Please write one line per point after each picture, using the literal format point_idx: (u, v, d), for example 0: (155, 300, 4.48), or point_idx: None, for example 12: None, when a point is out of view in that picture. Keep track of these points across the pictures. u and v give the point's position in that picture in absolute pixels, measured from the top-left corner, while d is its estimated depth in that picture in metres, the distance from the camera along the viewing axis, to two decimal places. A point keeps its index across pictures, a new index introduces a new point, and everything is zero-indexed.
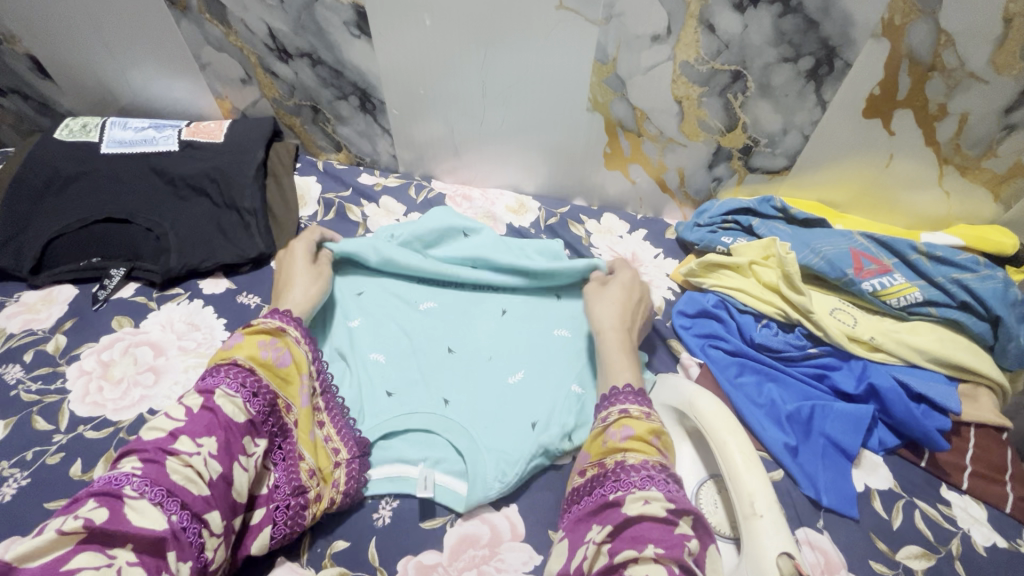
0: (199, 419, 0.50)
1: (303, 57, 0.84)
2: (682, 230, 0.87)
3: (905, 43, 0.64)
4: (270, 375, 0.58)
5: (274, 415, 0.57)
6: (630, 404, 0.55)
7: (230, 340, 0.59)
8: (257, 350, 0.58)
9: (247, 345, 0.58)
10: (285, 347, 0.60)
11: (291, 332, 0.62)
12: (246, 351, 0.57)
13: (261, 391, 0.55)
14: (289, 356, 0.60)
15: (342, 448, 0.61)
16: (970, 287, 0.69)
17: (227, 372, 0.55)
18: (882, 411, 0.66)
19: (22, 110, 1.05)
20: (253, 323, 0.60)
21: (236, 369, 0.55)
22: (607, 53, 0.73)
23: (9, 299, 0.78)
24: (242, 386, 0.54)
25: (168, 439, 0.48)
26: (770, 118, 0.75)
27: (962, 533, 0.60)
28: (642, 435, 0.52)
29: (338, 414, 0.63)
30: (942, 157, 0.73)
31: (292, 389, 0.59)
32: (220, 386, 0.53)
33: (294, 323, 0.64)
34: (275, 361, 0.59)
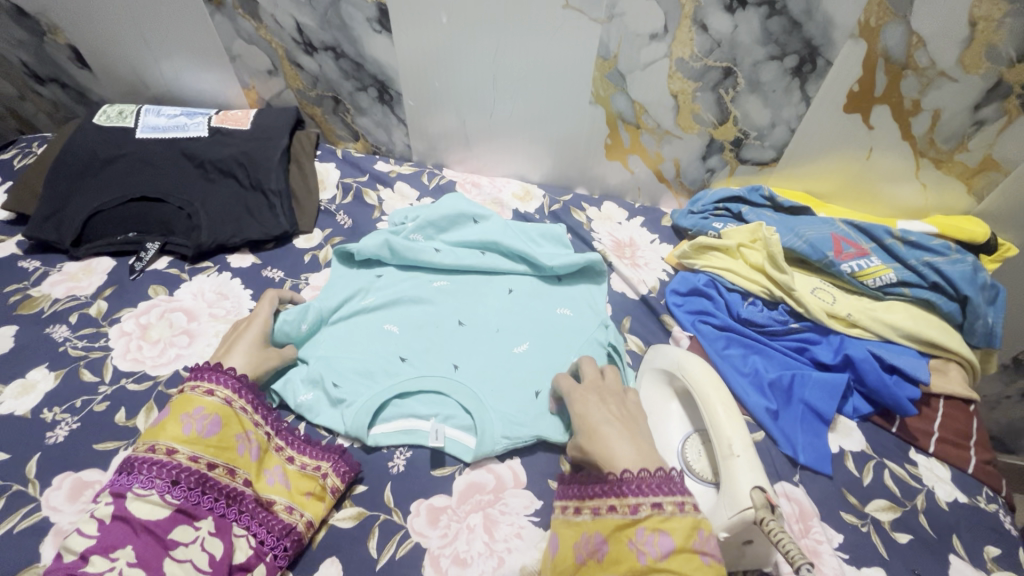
0: (114, 529, 0.51)
1: (328, 51, 0.90)
2: (676, 216, 0.93)
3: (881, 43, 0.70)
4: (197, 446, 0.57)
5: (215, 485, 0.56)
6: (662, 499, 0.49)
7: (157, 420, 0.58)
8: (179, 427, 0.57)
9: (170, 423, 0.57)
10: (208, 412, 0.59)
11: (219, 392, 0.61)
12: (168, 433, 0.57)
13: (182, 476, 0.54)
14: (217, 420, 0.59)
15: (321, 462, 0.63)
16: (941, 269, 0.74)
17: (145, 462, 0.55)
18: (857, 380, 0.72)
19: (60, 98, 1.12)
20: (175, 397, 0.60)
21: (153, 460, 0.55)
22: (609, 50, 0.79)
23: (53, 269, 0.84)
24: (159, 479, 0.53)
25: (79, 561, 0.49)
26: (759, 112, 0.81)
27: (926, 490, 0.65)
28: (682, 547, 0.45)
29: (300, 441, 0.65)
30: (918, 150, 0.79)
31: (232, 451, 0.59)
32: (132, 489, 0.53)
33: (220, 380, 0.62)
34: (204, 430, 0.58)
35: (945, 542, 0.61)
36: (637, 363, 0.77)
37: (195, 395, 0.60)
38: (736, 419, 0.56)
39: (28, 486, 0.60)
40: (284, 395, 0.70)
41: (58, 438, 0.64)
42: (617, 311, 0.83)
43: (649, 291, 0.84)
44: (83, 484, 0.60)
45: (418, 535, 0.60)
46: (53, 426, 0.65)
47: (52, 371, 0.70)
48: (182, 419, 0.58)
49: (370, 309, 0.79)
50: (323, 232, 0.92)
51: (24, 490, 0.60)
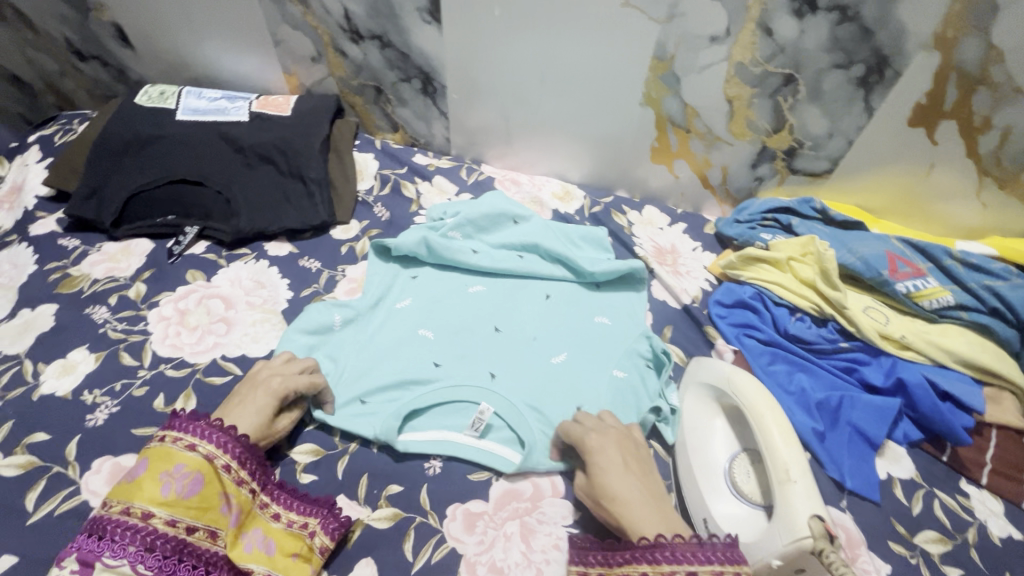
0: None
1: (374, 40, 0.89)
2: (721, 225, 0.90)
3: (956, 56, 0.67)
4: (176, 509, 0.50)
5: (195, 551, 0.50)
6: (720, 565, 0.45)
7: (133, 473, 0.52)
8: (156, 487, 0.50)
9: (148, 483, 0.51)
10: (192, 470, 0.52)
11: (202, 447, 0.53)
12: (145, 494, 0.50)
13: (156, 543, 0.48)
14: (200, 479, 0.52)
15: (309, 520, 0.57)
16: (1002, 294, 0.71)
17: (116, 525, 0.48)
18: (908, 405, 0.69)
19: (100, 75, 1.12)
20: (153, 447, 0.53)
21: (124, 525, 0.48)
22: (665, 51, 0.77)
23: (92, 248, 0.84)
24: (129, 547, 0.47)
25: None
26: (817, 122, 0.78)
27: (978, 523, 0.63)
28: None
29: (287, 495, 0.59)
30: (982, 169, 0.75)
31: (214, 511, 0.52)
32: (100, 557, 0.47)
33: (202, 432, 0.54)
34: (188, 489, 0.51)
35: None
36: (678, 375, 0.74)
37: (177, 450, 0.53)
38: (791, 443, 0.54)
39: (68, 469, 0.60)
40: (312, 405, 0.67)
41: (98, 422, 0.64)
42: (658, 319, 0.81)
43: (692, 301, 0.82)
44: (122, 469, 0.60)
45: (454, 540, 0.59)
46: (93, 409, 0.65)
47: (92, 353, 0.70)
48: (159, 478, 0.51)
49: (405, 312, 0.78)
50: (361, 224, 0.91)
51: (64, 472, 0.60)
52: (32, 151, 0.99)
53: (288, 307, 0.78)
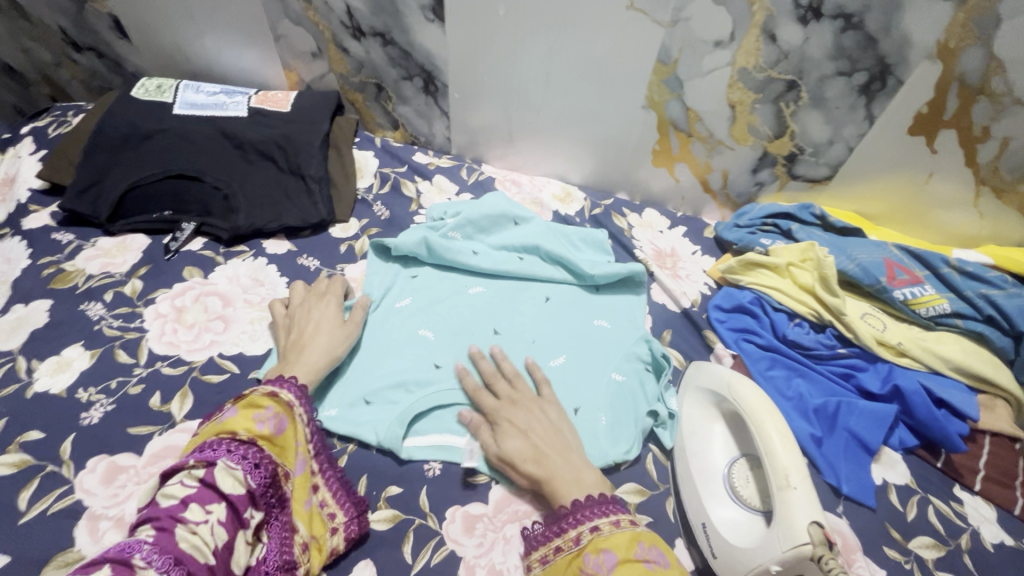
0: (204, 490, 0.49)
1: (377, 37, 0.88)
2: (721, 229, 0.90)
3: (958, 66, 0.67)
4: (268, 444, 0.55)
5: (272, 486, 0.54)
6: (599, 516, 0.52)
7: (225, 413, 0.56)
8: (253, 421, 0.54)
9: (245, 419, 0.55)
10: (281, 413, 0.57)
11: (291, 401, 0.58)
12: (243, 424, 0.54)
13: (263, 462, 0.53)
14: (286, 423, 0.57)
15: (338, 512, 0.58)
16: (998, 303, 0.72)
17: (225, 442, 0.52)
18: (904, 412, 0.70)
19: (96, 67, 1.10)
20: (254, 392, 0.57)
21: (235, 445, 0.52)
22: (669, 55, 0.77)
23: (87, 243, 0.83)
24: (244, 458, 0.52)
25: (179, 506, 0.47)
26: (819, 129, 0.78)
27: (971, 529, 0.64)
28: (625, 556, 0.47)
29: (334, 478, 0.60)
30: (979, 178, 0.76)
31: (290, 458, 0.56)
32: (220, 459, 0.50)
33: (295, 390, 0.59)
34: (276, 431, 0.56)
35: None
36: (677, 379, 0.74)
37: (271, 397, 0.57)
38: (790, 449, 0.55)
39: (63, 468, 0.59)
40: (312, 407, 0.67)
41: (93, 420, 0.63)
42: (657, 323, 0.81)
43: (692, 305, 0.82)
44: (117, 469, 0.59)
45: (454, 542, 0.59)
46: (89, 407, 0.64)
47: (87, 350, 0.69)
48: (254, 416, 0.55)
49: (406, 313, 0.77)
50: (360, 222, 0.90)
51: (59, 471, 0.59)
52: (25, 143, 0.97)
53: None
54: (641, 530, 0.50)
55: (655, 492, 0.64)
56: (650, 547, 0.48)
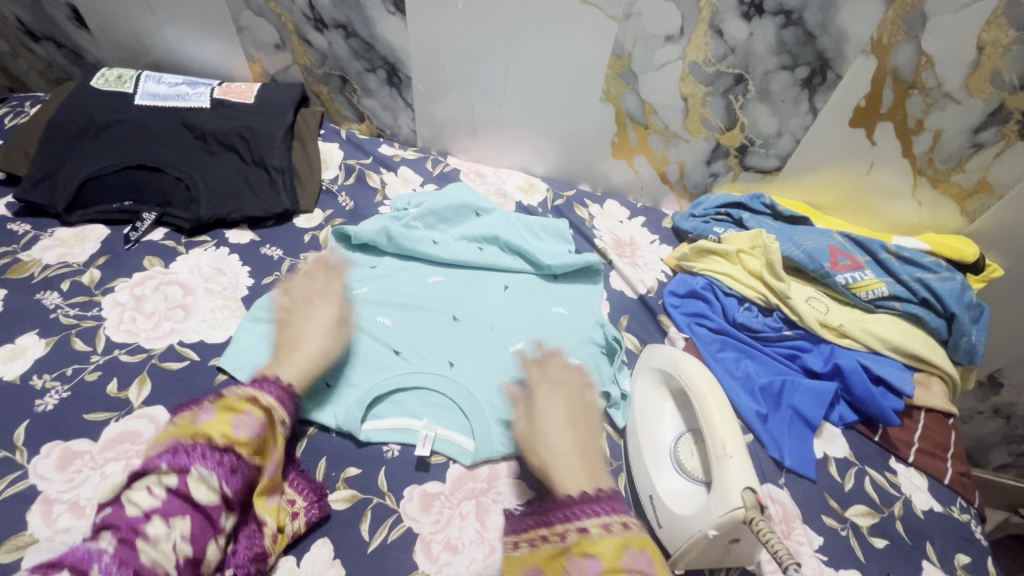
0: (172, 500, 0.48)
1: (339, 29, 0.89)
2: (677, 219, 0.94)
3: (891, 61, 0.71)
4: (243, 449, 0.55)
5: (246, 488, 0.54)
6: (604, 517, 0.54)
7: (199, 414, 0.54)
8: (229, 426, 0.54)
9: (220, 423, 0.54)
10: (256, 422, 0.56)
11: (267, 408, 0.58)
12: (218, 429, 0.53)
13: (237, 468, 0.53)
14: (261, 429, 0.57)
15: (299, 499, 0.59)
16: (931, 286, 0.76)
17: (199, 446, 0.52)
18: (844, 390, 0.74)
19: (54, 57, 1.09)
20: (227, 394, 0.57)
21: (210, 451, 0.52)
22: (623, 48, 0.79)
23: (43, 233, 0.82)
24: (219, 465, 0.51)
25: (141, 517, 0.46)
26: (766, 121, 0.82)
27: (904, 498, 0.67)
28: (610, 564, 0.49)
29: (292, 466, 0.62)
30: (916, 168, 0.80)
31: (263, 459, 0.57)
32: (194, 466, 0.50)
33: (269, 388, 0.61)
34: (256, 437, 0.56)
35: (920, 548, 0.64)
36: (631, 361, 0.77)
37: (254, 404, 0.57)
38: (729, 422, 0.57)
39: (16, 454, 0.59)
40: None
41: (48, 407, 0.63)
42: (614, 309, 0.83)
43: (648, 291, 0.85)
44: (71, 454, 0.59)
45: (410, 520, 0.61)
46: (43, 394, 0.64)
47: (42, 338, 0.69)
48: (231, 420, 0.55)
49: (363, 300, 0.78)
50: (324, 213, 0.91)
51: (11, 457, 0.59)
52: None
53: (248, 294, 0.78)
54: (631, 533, 0.52)
55: (608, 468, 0.67)
56: (638, 553, 0.50)
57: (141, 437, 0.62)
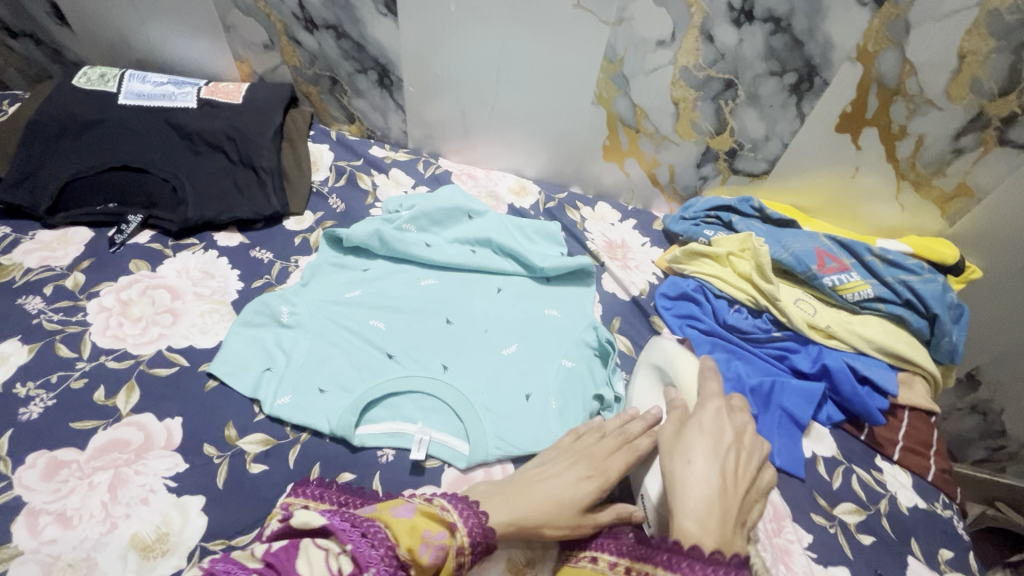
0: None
1: (329, 29, 0.88)
2: (668, 221, 0.95)
3: (875, 68, 0.72)
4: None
5: None
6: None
7: (403, 509, 0.49)
8: (418, 541, 0.46)
9: (409, 533, 0.46)
10: (446, 552, 0.47)
11: (461, 538, 0.48)
12: (400, 537, 0.46)
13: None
14: (448, 563, 0.47)
15: None
16: (914, 288, 0.78)
17: (357, 538, 0.45)
18: (831, 390, 0.75)
19: (33, 55, 1.06)
20: (433, 504, 0.49)
21: (388, 551, 0.45)
22: (615, 52, 0.80)
23: (24, 236, 0.80)
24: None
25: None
26: (755, 125, 0.83)
27: (889, 495, 0.69)
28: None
29: None
30: (900, 172, 0.82)
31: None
32: (368, 569, 0.43)
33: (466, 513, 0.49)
34: (437, 565, 0.46)
35: (905, 543, 0.65)
36: (625, 363, 0.78)
37: (444, 521, 0.48)
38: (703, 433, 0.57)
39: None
40: (261, 399, 0.66)
41: (32, 415, 0.61)
42: (606, 311, 0.84)
43: (640, 293, 0.86)
44: (58, 464, 0.58)
45: None
46: (27, 402, 0.62)
47: (25, 344, 0.67)
48: (421, 535, 0.47)
49: (356, 303, 0.78)
50: (315, 215, 0.90)
51: None
52: None
53: (238, 297, 0.77)
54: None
55: None
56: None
57: (129, 445, 0.61)
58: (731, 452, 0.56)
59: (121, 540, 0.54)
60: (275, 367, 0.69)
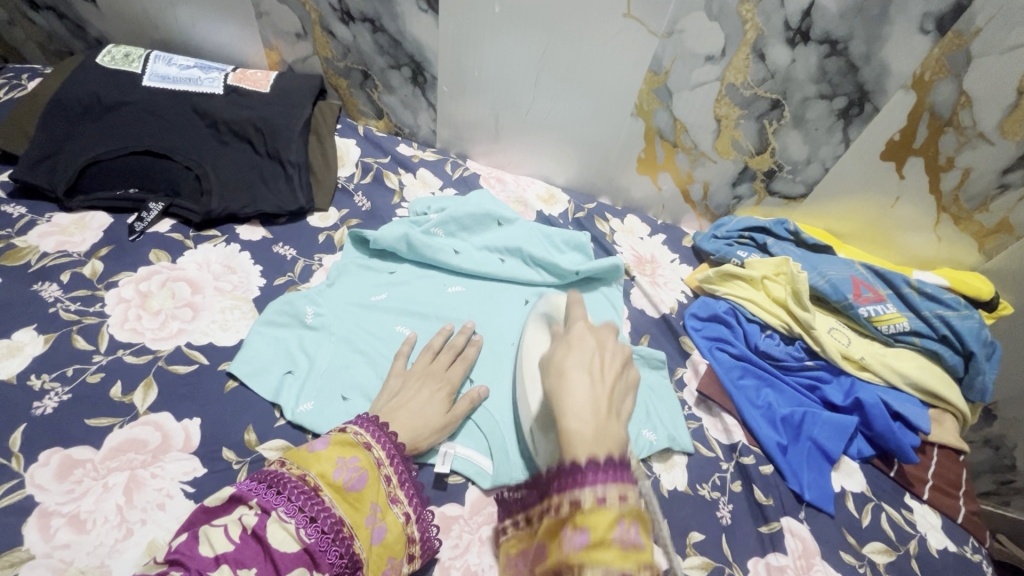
0: (247, 545, 0.44)
1: (366, 22, 0.86)
2: (699, 239, 0.93)
3: (929, 98, 0.70)
4: (339, 499, 0.49)
5: (339, 542, 0.47)
6: (611, 486, 0.42)
7: (315, 444, 0.52)
8: (330, 467, 0.49)
9: (325, 459, 0.50)
10: (363, 466, 0.51)
11: (375, 450, 0.53)
12: (318, 466, 0.49)
13: (321, 514, 0.47)
14: (365, 478, 0.51)
15: (402, 498, 0.53)
16: (951, 323, 0.77)
17: (293, 483, 0.48)
18: (864, 424, 0.73)
19: (55, 29, 1.03)
20: (343, 431, 0.53)
21: (297, 486, 0.48)
22: (661, 65, 0.78)
23: (41, 218, 0.78)
24: (299, 509, 0.46)
25: (210, 562, 0.43)
26: (798, 148, 0.81)
27: (919, 536, 0.68)
28: (599, 540, 0.40)
29: (409, 481, 0.54)
30: (941, 205, 0.80)
31: (362, 510, 0.49)
32: (276, 508, 0.46)
33: (378, 433, 0.55)
34: (356, 483, 0.50)
35: None
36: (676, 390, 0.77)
37: (356, 443, 0.53)
38: (574, 348, 0.53)
39: (12, 460, 0.55)
40: (283, 405, 0.64)
41: (47, 410, 0.59)
42: (635, 329, 0.82)
43: (670, 312, 0.85)
44: (72, 463, 0.56)
45: None
46: (41, 395, 0.60)
47: (41, 334, 0.65)
48: (336, 459, 0.50)
49: (382, 308, 0.76)
50: (340, 212, 0.87)
51: (7, 465, 0.55)
52: None
53: (261, 295, 0.75)
54: (627, 504, 0.42)
55: None
56: (630, 526, 0.41)
57: (146, 445, 0.58)
58: (595, 358, 0.52)
59: (137, 548, 0.52)
60: (296, 372, 0.67)
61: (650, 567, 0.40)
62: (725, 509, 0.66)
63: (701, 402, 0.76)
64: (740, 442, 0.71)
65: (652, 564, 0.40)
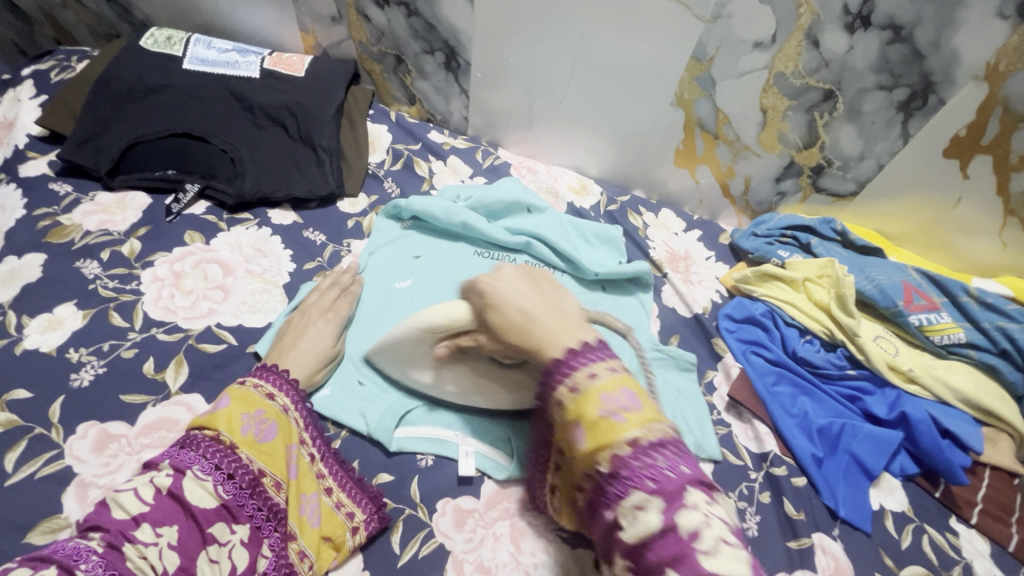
0: (164, 504, 0.43)
1: (401, 6, 0.85)
2: (737, 236, 0.88)
3: (1004, 90, 0.64)
4: (253, 452, 0.49)
5: (257, 495, 0.48)
6: (593, 364, 0.43)
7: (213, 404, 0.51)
8: (237, 423, 0.50)
9: (231, 418, 0.50)
10: (269, 417, 0.52)
11: (279, 398, 0.55)
12: (225, 425, 0.49)
13: (239, 471, 0.47)
14: (274, 427, 0.52)
15: (307, 441, 0.56)
16: (1013, 336, 0.70)
17: (208, 444, 0.47)
18: (908, 440, 0.69)
19: (103, 12, 1.06)
20: (240, 387, 0.53)
21: (212, 446, 0.48)
22: (705, 53, 0.74)
23: (85, 197, 0.80)
24: (216, 466, 0.46)
25: (130, 522, 0.41)
26: (851, 142, 0.76)
27: (964, 562, 0.63)
28: (590, 422, 0.40)
29: (312, 425, 0.57)
30: (1008, 208, 0.73)
31: (279, 458, 0.51)
32: (191, 467, 0.45)
33: (284, 386, 0.57)
34: (265, 434, 0.51)
35: None
36: (707, 392, 0.74)
37: (257, 395, 0.53)
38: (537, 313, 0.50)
39: (51, 431, 0.58)
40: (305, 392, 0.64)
41: (83, 382, 0.61)
42: (664, 328, 0.80)
43: (703, 311, 0.81)
44: (107, 437, 0.58)
45: (443, 536, 0.57)
46: (79, 368, 0.62)
47: (80, 310, 0.67)
48: (242, 415, 0.51)
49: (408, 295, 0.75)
50: (369, 198, 0.87)
51: (47, 435, 0.57)
52: (26, 85, 0.94)
53: (290, 280, 0.75)
54: (600, 378, 0.42)
55: None
56: (615, 395, 0.41)
57: (177, 424, 0.60)
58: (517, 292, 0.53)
59: None
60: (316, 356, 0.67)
61: (655, 419, 0.40)
62: (752, 520, 0.63)
63: (731, 408, 0.72)
64: (772, 451, 0.68)
65: (654, 417, 0.40)
